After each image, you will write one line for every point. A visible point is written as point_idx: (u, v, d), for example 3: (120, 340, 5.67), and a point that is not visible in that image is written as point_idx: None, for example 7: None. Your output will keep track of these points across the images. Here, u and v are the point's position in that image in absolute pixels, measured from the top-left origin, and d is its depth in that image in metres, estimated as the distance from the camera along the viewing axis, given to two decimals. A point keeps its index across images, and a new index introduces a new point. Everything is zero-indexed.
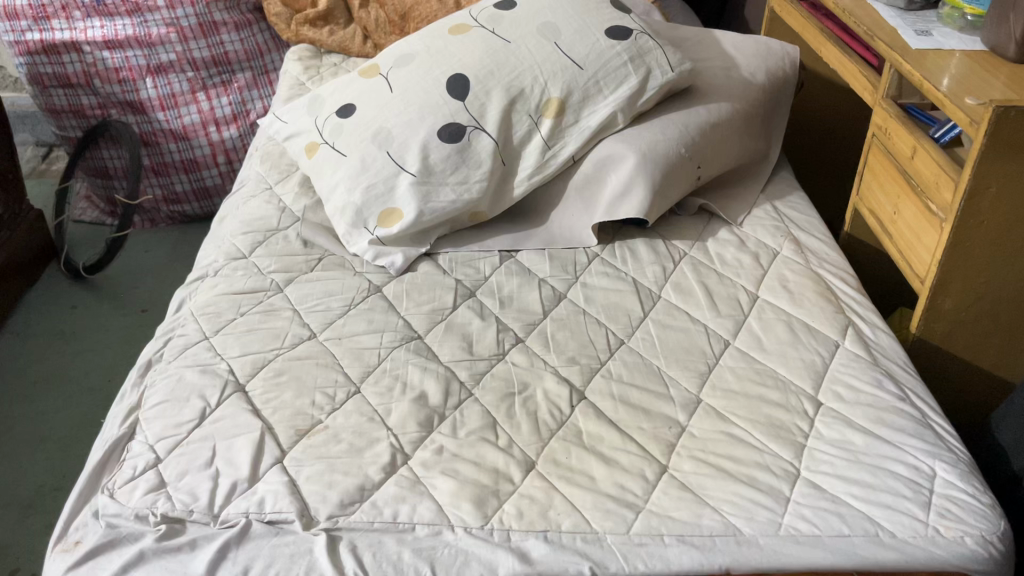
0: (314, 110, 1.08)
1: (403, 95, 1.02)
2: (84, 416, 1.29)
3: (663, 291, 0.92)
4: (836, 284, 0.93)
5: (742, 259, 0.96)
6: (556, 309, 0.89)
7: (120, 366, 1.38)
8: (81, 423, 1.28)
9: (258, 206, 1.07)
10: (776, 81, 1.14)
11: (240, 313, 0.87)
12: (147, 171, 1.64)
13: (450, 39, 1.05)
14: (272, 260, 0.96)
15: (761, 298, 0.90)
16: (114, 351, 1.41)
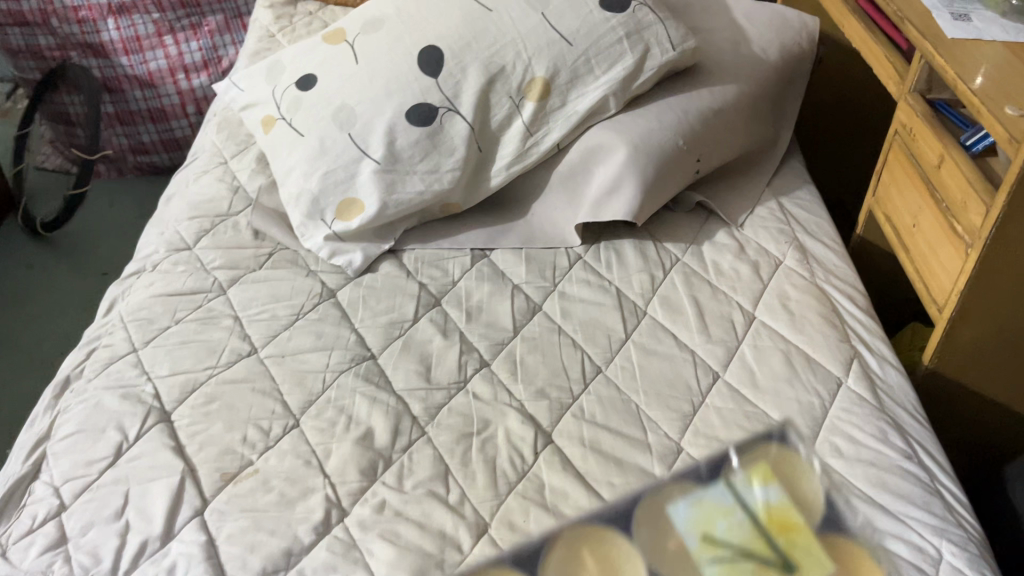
0: (272, 78, 0.97)
1: (368, 68, 0.90)
2: (34, 391, 1.21)
3: (649, 306, 0.83)
4: (843, 305, 0.83)
5: (740, 270, 0.86)
6: (528, 326, 0.80)
7: (75, 335, 1.30)
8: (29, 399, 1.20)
9: (208, 186, 0.96)
10: (792, 57, 1.01)
11: (174, 321, 0.78)
12: (112, 120, 1.53)
13: (424, 3, 0.93)
14: (218, 254, 0.86)
15: (758, 320, 0.81)
16: (70, 316, 1.33)
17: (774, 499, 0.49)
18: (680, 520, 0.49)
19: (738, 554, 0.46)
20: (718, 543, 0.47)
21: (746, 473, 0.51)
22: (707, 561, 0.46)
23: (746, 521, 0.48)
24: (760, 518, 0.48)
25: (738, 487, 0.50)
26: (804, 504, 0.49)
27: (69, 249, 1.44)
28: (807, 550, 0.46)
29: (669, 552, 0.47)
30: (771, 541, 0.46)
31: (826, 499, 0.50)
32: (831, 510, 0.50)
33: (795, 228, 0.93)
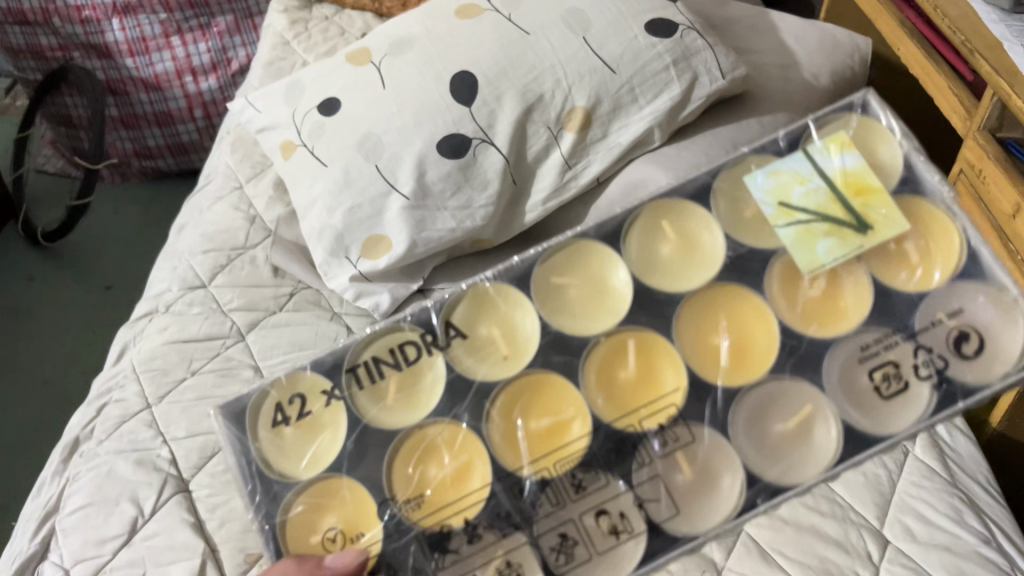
0: (291, 100, 0.91)
1: (396, 94, 0.84)
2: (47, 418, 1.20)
3: None
4: None
5: None
6: None
7: (80, 357, 1.27)
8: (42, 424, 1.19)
9: (223, 214, 0.90)
10: (844, 83, 0.95)
11: (190, 372, 0.73)
12: (116, 123, 1.47)
13: (455, 23, 0.87)
14: (235, 293, 0.80)
15: None
16: (73, 336, 1.30)
17: (852, 164, 0.55)
18: (761, 190, 0.56)
19: (815, 219, 0.54)
20: (796, 210, 0.54)
21: (823, 141, 0.57)
22: (783, 225, 0.54)
23: (826, 187, 0.54)
24: (837, 186, 0.54)
25: (817, 154, 0.56)
26: (889, 165, 0.56)
27: (71, 260, 1.40)
28: (884, 205, 0.53)
29: (748, 220, 0.56)
30: (846, 206, 0.53)
31: (907, 157, 0.56)
32: (910, 171, 0.55)
33: None
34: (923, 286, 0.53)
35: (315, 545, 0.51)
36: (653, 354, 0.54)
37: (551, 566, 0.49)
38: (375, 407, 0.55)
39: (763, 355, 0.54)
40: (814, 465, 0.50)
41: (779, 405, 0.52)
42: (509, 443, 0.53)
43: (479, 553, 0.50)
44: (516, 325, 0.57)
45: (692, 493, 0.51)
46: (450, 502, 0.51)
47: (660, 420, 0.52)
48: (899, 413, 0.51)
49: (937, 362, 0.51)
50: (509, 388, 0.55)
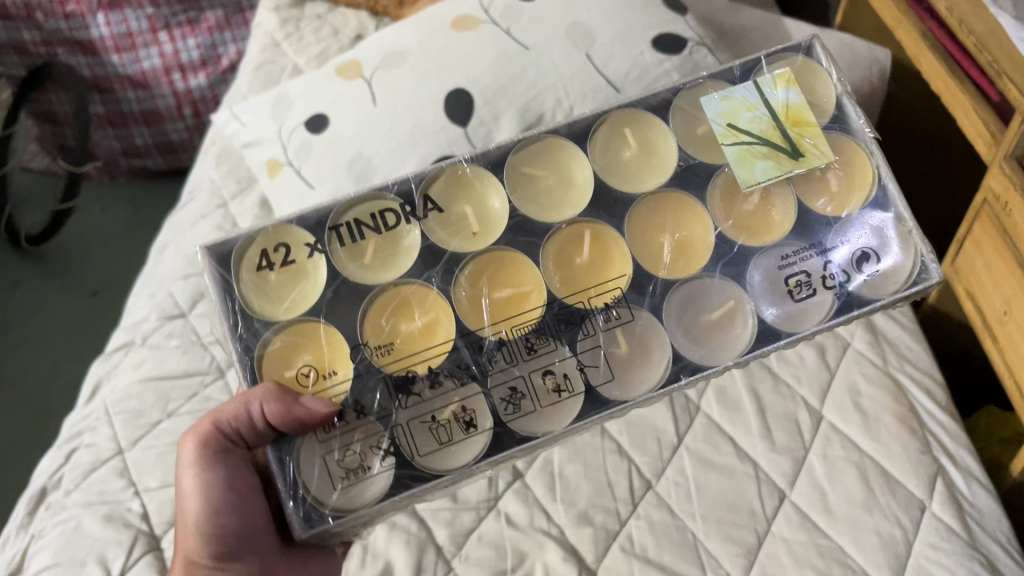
0: (278, 114, 0.86)
1: (388, 111, 0.80)
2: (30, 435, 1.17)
3: (703, 399, 0.73)
4: (920, 401, 0.74)
5: (805, 355, 0.76)
6: None
7: (67, 368, 1.23)
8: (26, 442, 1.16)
9: (206, 234, 0.86)
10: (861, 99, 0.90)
11: (165, 414, 0.69)
12: (102, 121, 1.42)
13: (451, 36, 0.82)
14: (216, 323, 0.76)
15: (827, 420, 0.71)
16: (59, 346, 1.25)
17: (795, 100, 0.58)
18: (714, 110, 0.59)
19: (757, 141, 0.57)
20: (742, 131, 0.58)
21: (773, 76, 0.60)
22: (729, 144, 0.58)
23: (768, 115, 0.58)
24: (779, 115, 0.58)
25: (765, 88, 0.59)
26: (824, 101, 0.60)
27: (57, 263, 1.34)
28: (815, 136, 0.57)
29: (700, 136, 0.60)
30: (784, 133, 0.57)
31: (839, 100, 0.60)
32: (840, 110, 0.60)
33: None
34: (839, 211, 0.57)
35: (289, 379, 0.54)
36: (611, 245, 0.58)
37: (499, 414, 0.54)
38: (356, 264, 0.56)
39: (701, 257, 0.57)
40: (732, 351, 0.55)
41: (705, 297, 0.56)
42: (474, 308, 0.56)
43: (438, 397, 0.54)
44: (487, 206, 0.58)
45: (628, 362, 0.55)
46: (416, 351, 0.54)
47: (605, 300, 0.56)
48: (807, 317, 0.55)
49: (845, 277, 0.56)
50: (478, 258, 0.57)
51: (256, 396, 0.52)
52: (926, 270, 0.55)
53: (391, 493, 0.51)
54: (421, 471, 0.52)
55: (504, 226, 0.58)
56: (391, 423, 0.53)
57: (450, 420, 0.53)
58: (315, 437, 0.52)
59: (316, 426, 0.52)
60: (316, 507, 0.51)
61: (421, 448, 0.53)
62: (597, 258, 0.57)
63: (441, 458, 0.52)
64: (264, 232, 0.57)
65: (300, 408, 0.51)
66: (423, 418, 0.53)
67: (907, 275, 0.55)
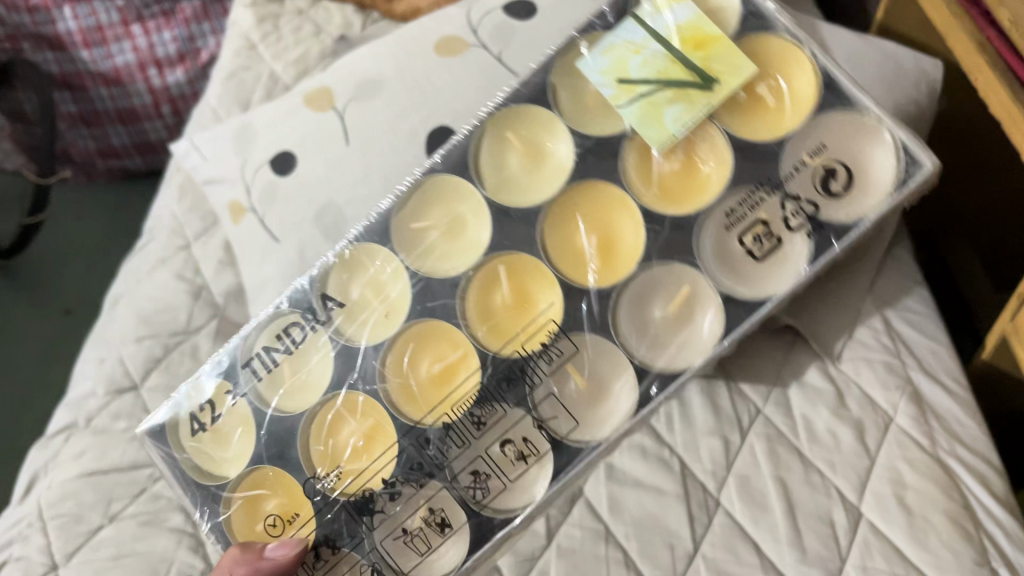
0: (241, 149, 0.75)
1: (362, 152, 0.69)
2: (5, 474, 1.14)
3: (722, 492, 0.64)
4: (974, 493, 0.64)
5: (840, 436, 0.66)
6: (566, 529, 0.63)
7: (34, 400, 1.21)
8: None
9: (164, 284, 0.76)
10: (906, 121, 0.77)
11: (108, 518, 0.61)
12: (75, 120, 1.30)
13: (434, 63, 0.71)
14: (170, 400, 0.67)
15: (866, 520, 0.62)
16: (28, 374, 1.23)
17: (686, 17, 0.55)
18: (597, 70, 0.55)
19: (658, 89, 0.53)
20: (636, 83, 0.54)
21: (650, 2, 0.56)
22: (628, 102, 0.54)
23: (661, 54, 0.54)
24: (673, 45, 0.54)
25: (646, 18, 0.55)
26: (723, 9, 0.56)
27: (30, 281, 1.31)
28: (720, 58, 0.53)
29: (590, 105, 0.56)
30: (688, 66, 0.53)
31: (745, 3, 0.55)
32: (742, 28, 0.55)
33: (908, 360, 0.71)
34: (778, 133, 0.53)
35: (260, 532, 0.55)
36: (527, 280, 0.56)
37: (471, 503, 0.53)
38: (279, 395, 0.57)
39: (627, 258, 0.55)
40: (698, 351, 0.53)
41: (656, 293, 0.54)
42: (406, 398, 0.56)
43: (405, 506, 0.54)
44: (386, 285, 0.58)
45: (584, 403, 0.54)
46: (359, 467, 0.55)
47: (540, 343, 0.54)
48: (773, 278, 0.53)
49: (809, 208, 0.52)
50: (399, 337, 0.57)
51: (225, 568, 0.52)
52: (915, 158, 0.51)
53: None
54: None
55: (408, 307, 0.57)
56: (366, 550, 0.53)
57: (427, 526, 0.53)
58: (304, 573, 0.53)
59: (297, 568, 0.53)
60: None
61: (404, 563, 0.54)
62: (519, 298, 0.56)
63: (426, 566, 0.53)
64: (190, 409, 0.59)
65: (267, 562, 0.51)
66: (396, 533, 0.54)
67: (894, 178, 0.52)
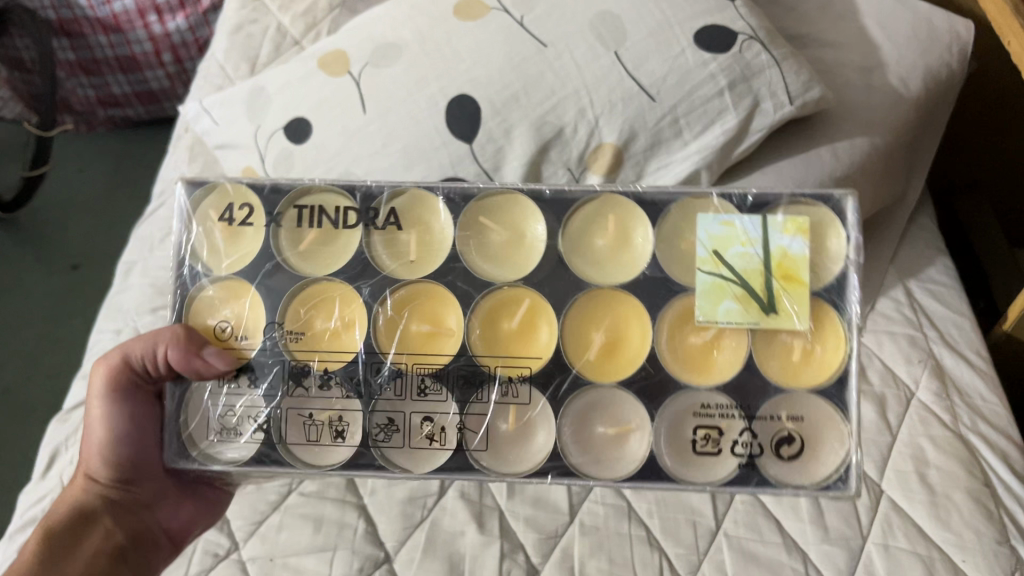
0: (254, 114, 0.73)
1: (380, 121, 0.67)
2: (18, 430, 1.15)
3: None
4: (995, 471, 0.64)
5: (863, 411, 0.66)
6: (589, 505, 0.63)
7: (43, 355, 1.20)
8: (15, 439, 1.14)
9: None
10: (938, 86, 0.73)
11: None
12: (74, 69, 1.25)
13: (454, 27, 0.69)
14: None
15: (888, 499, 0.63)
16: (37, 330, 1.22)
17: (799, 251, 0.50)
18: (706, 231, 0.51)
19: (734, 280, 0.50)
20: (724, 263, 0.50)
21: (786, 216, 0.51)
22: (705, 271, 0.51)
23: (761, 260, 0.50)
24: (773, 261, 0.50)
25: (773, 226, 0.51)
26: (833, 261, 0.51)
27: (34, 235, 1.30)
28: (799, 299, 0.50)
29: (683, 250, 0.52)
30: (767, 283, 0.50)
31: (845, 270, 0.50)
32: (842, 281, 0.50)
33: (930, 333, 0.71)
34: (789, 382, 0.50)
35: (207, 328, 0.52)
36: (543, 316, 0.52)
37: (371, 437, 0.50)
38: (293, 251, 0.53)
39: (623, 362, 0.51)
40: (607, 472, 0.49)
41: (604, 409, 0.51)
42: (387, 333, 0.52)
43: (322, 399, 0.51)
44: (436, 235, 0.53)
45: (511, 441, 0.51)
46: (322, 350, 0.52)
47: (513, 373, 0.51)
48: (700, 473, 0.49)
49: (746, 446, 0.49)
50: (411, 285, 0.53)
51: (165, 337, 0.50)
52: (845, 477, 0.48)
53: (249, 464, 0.50)
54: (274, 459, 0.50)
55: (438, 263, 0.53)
56: (275, 406, 0.51)
57: (330, 427, 0.50)
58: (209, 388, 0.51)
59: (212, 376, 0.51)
60: (188, 446, 0.51)
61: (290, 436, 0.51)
62: (532, 326, 0.52)
63: (311, 452, 0.50)
64: (237, 186, 0.54)
65: (196, 362, 0.50)
66: (302, 412, 0.51)
67: (823, 478, 0.49)
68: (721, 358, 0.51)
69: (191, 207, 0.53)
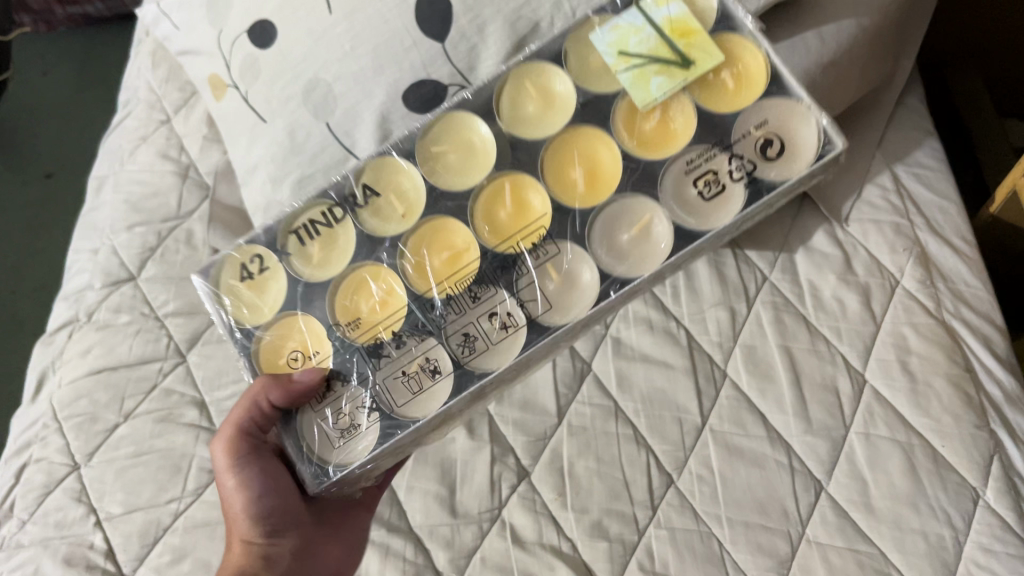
0: (214, 15, 0.69)
1: (348, 22, 0.63)
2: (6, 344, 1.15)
3: (729, 363, 0.65)
4: (977, 356, 0.65)
5: (846, 302, 0.67)
6: (576, 407, 0.64)
7: (26, 267, 1.20)
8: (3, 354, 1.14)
9: (149, 165, 0.73)
10: None
11: (122, 416, 0.61)
12: None
13: None
14: (167, 288, 0.67)
15: (871, 389, 0.63)
16: (15, 242, 1.21)
17: (677, 13, 0.52)
18: (602, 43, 0.52)
19: (648, 61, 0.51)
20: (633, 56, 0.51)
21: None
22: (620, 71, 0.51)
23: (656, 33, 0.51)
24: (666, 30, 0.51)
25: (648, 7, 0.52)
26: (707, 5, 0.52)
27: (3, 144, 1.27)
28: (704, 45, 0.51)
29: (594, 70, 0.53)
30: (673, 46, 0.51)
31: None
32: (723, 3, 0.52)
33: (917, 221, 0.70)
34: (736, 104, 0.51)
35: (282, 367, 0.50)
36: (529, 188, 0.51)
37: (460, 358, 0.49)
38: (309, 268, 0.51)
39: (613, 182, 0.51)
40: (658, 260, 0.49)
41: (623, 215, 0.50)
42: (418, 274, 0.50)
43: (404, 355, 0.49)
44: (408, 185, 0.52)
45: (565, 292, 0.50)
46: (378, 321, 0.50)
47: (533, 240, 0.50)
48: (728, 210, 0.49)
49: (749, 163, 0.50)
50: (412, 234, 0.51)
51: (258, 390, 0.49)
52: (829, 139, 0.49)
53: (380, 442, 0.48)
54: (398, 428, 0.48)
55: (426, 202, 0.51)
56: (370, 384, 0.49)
57: (420, 373, 0.49)
58: (311, 420, 0.49)
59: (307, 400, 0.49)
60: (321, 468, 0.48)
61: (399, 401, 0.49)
62: (521, 188, 0.51)
63: (416, 405, 0.48)
64: (236, 247, 0.52)
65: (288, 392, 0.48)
66: (395, 374, 0.49)
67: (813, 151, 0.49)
68: (690, 129, 0.51)
69: (212, 287, 0.51)
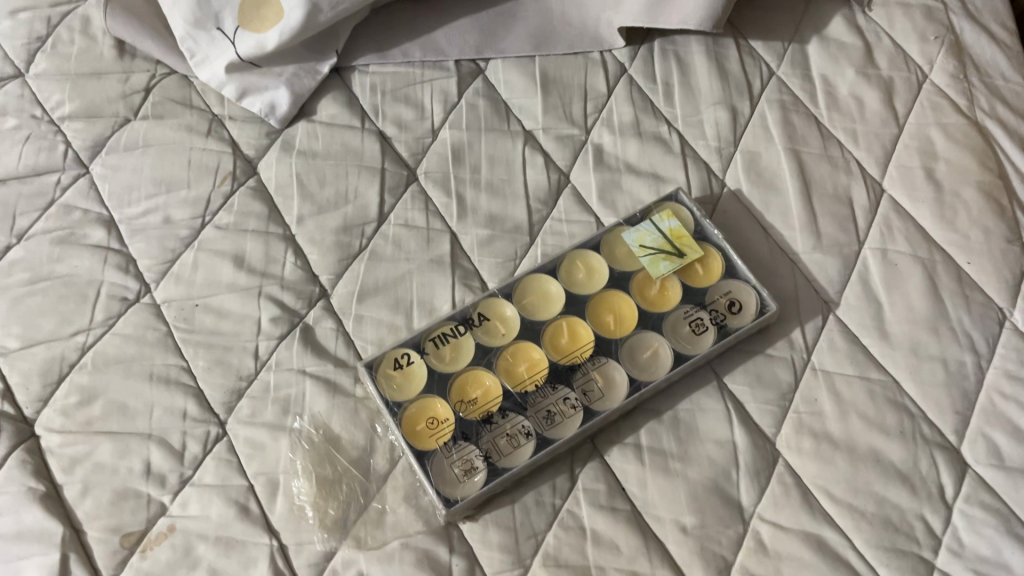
0: None
1: None
2: None
3: (727, 173, 0.57)
4: (1012, 163, 0.56)
5: (865, 99, 0.58)
6: (552, 225, 0.54)
7: None
8: None
9: None
10: None
11: (15, 237, 0.52)
12: None
13: None
14: (63, 87, 0.56)
15: (890, 199, 0.55)
16: None
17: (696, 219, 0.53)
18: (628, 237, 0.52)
19: (665, 256, 0.51)
20: (652, 249, 0.51)
21: (668, 208, 0.53)
22: (642, 256, 0.51)
23: (673, 236, 0.52)
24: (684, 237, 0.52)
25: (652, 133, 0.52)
26: None
27: None
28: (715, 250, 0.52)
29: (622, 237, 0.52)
30: (689, 250, 0.51)
31: None
32: None
33: (951, 4, 0.62)
34: None
35: (399, 372, 0.48)
36: (596, 264, 0.51)
37: (562, 416, 0.46)
38: None
39: (675, 300, 0.50)
40: (707, 345, 0.48)
41: (674, 321, 0.50)
42: (500, 325, 0.50)
43: (520, 412, 0.47)
44: (484, 306, 0.50)
45: (644, 365, 0.48)
46: (460, 355, 0.48)
47: (603, 298, 0.50)
48: (750, 300, 0.50)
49: (766, 292, 0.50)
50: (492, 302, 0.50)
51: (443, 402, 0.47)
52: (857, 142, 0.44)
53: (485, 481, 0.45)
54: (506, 466, 0.45)
55: None
56: (493, 433, 0.46)
57: (515, 433, 0.46)
58: (412, 451, 0.45)
59: (443, 418, 0.46)
60: (443, 494, 0.44)
61: (505, 457, 0.45)
62: (599, 308, 0.50)
63: (525, 450, 0.45)
64: None
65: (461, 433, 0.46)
66: (514, 426, 0.46)
67: None
68: (712, 277, 0.51)
69: None
